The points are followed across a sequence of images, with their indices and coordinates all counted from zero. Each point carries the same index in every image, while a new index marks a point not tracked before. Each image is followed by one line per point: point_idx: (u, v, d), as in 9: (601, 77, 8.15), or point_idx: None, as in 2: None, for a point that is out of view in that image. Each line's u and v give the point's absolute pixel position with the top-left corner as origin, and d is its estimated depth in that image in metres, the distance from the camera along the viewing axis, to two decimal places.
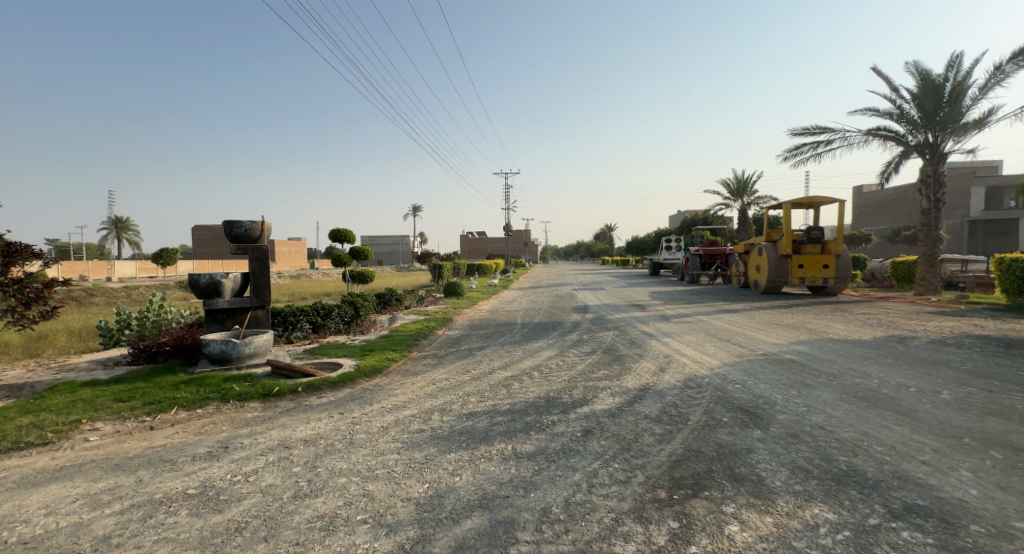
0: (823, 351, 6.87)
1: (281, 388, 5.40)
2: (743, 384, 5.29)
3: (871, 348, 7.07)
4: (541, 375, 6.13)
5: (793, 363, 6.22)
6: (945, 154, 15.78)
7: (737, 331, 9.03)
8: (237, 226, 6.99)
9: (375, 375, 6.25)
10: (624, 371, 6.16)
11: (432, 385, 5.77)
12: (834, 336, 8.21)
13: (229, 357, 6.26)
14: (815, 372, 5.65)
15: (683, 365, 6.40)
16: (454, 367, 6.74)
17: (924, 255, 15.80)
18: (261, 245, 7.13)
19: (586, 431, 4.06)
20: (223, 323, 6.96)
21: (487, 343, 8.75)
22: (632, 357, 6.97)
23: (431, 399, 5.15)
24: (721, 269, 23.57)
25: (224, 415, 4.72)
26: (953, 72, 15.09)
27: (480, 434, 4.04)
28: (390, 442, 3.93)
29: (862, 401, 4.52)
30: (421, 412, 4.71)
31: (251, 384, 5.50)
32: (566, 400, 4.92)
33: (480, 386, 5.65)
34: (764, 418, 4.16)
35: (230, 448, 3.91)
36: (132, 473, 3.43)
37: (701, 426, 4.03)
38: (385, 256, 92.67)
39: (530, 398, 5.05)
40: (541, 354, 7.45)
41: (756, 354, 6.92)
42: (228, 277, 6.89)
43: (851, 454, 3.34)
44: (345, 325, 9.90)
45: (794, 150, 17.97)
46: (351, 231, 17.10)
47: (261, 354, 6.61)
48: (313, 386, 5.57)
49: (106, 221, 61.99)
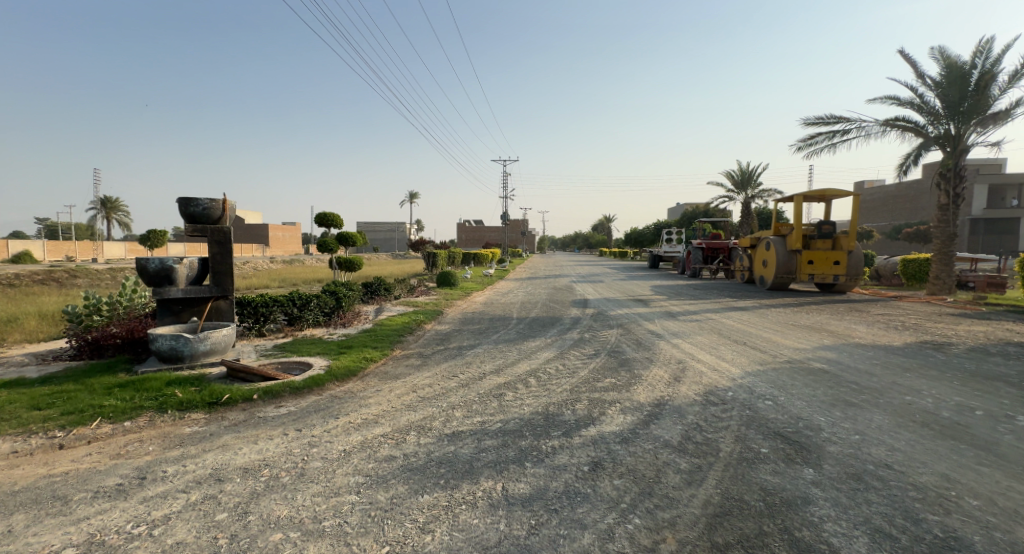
0: (855, 360, 6.11)
1: (233, 395, 4.58)
2: (776, 401, 4.51)
3: (908, 356, 6.32)
4: (538, 382, 5.36)
5: (826, 374, 5.45)
6: (967, 147, 15.03)
7: (753, 333, 8.25)
8: (194, 204, 6.11)
9: (347, 379, 5.45)
10: (633, 380, 5.37)
11: (411, 394, 4.97)
12: (861, 341, 7.46)
13: (179, 355, 5.44)
14: (855, 387, 4.88)
15: (701, 373, 5.61)
16: (440, 370, 5.93)
17: (939, 253, 15.06)
18: (222, 226, 6.24)
19: (594, 464, 3.27)
20: (178, 316, 6.17)
21: (479, 341, 7.95)
22: (640, 363, 6.18)
23: (408, 413, 4.34)
24: (723, 264, 22.79)
25: (159, 430, 3.89)
26: (981, 58, 14.24)
27: (462, 466, 3.26)
28: (350, 476, 3.14)
29: (924, 428, 3.75)
30: (394, 431, 3.91)
31: (198, 389, 4.68)
32: (569, 419, 4.14)
33: (468, 397, 4.84)
34: (813, 451, 3.38)
35: (148, 479, 3.09)
36: (4, 520, 2.61)
37: (738, 461, 3.25)
38: (381, 244, 91.66)
39: (525, 415, 4.25)
40: (539, 356, 6.66)
41: (780, 361, 6.16)
42: (182, 263, 6.00)
43: (941, 512, 2.56)
44: (324, 317, 9.07)
45: (808, 139, 17.18)
46: (338, 215, 16.13)
47: (219, 352, 5.79)
48: (272, 392, 4.77)
49: (93, 201, 60.42)
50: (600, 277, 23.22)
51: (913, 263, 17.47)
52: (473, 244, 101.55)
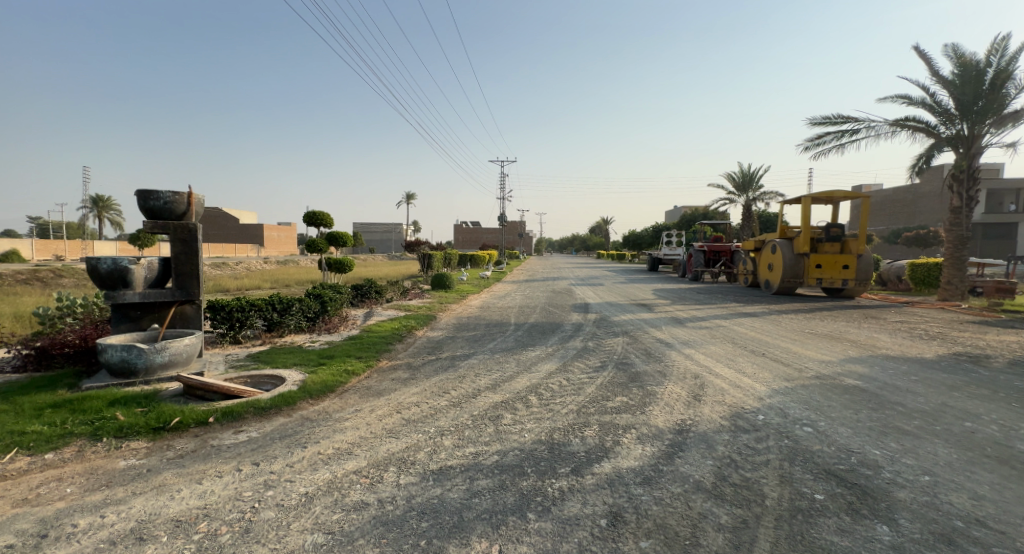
0: (888, 376, 5.52)
1: (184, 418, 3.90)
2: (817, 428, 3.90)
3: (946, 371, 5.72)
4: (539, 401, 4.72)
5: (864, 394, 4.83)
6: (982, 148, 14.49)
7: (769, 343, 7.65)
8: (154, 197, 5.41)
9: (323, 396, 4.80)
10: (648, 399, 4.74)
11: (395, 416, 4.32)
12: (888, 352, 6.87)
13: (132, 368, 4.79)
14: (903, 412, 4.26)
15: (722, 392, 4.99)
16: (429, 385, 5.29)
17: (951, 257, 14.52)
18: (187, 222, 5.58)
19: (613, 516, 2.63)
20: (137, 322, 5.52)
21: (474, 350, 7.30)
22: (652, 377, 5.56)
23: (389, 442, 3.70)
24: (726, 267, 22.24)
25: (85, 465, 3.22)
26: (997, 56, 13.75)
27: (449, 519, 2.62)
28: (308, 533, 2.49)
29: (1004, 466, 3.14)
30: (371, 466, 3.27)
31: (146, 410, 4.01)
32: (578, 450, 3.51)
33: (460, 420, 4.19)
34: (881, 499, 2.76)
35: (47, 539, 2.43)
36: None
37: (793, 514, 2.62)
38: (377, 244, 91.00)
39: (526, 444, 3.62)
40: (539, 369, 6.02)
41: (807, 376, 5.55)
42: (139, 263, 5.34)
43: None
44: (308, 322, 8.42)
45: (815, 139, 16.67)
46: (328, 213, 15.49)
47: (180, 364, 5.14)
48: (232, 413, 4.12)
49: (85, 200, 59.48)
50: (599, 280, 22.57)
51: (922, 268, 16.96)
52: (470, 245, 101.04)
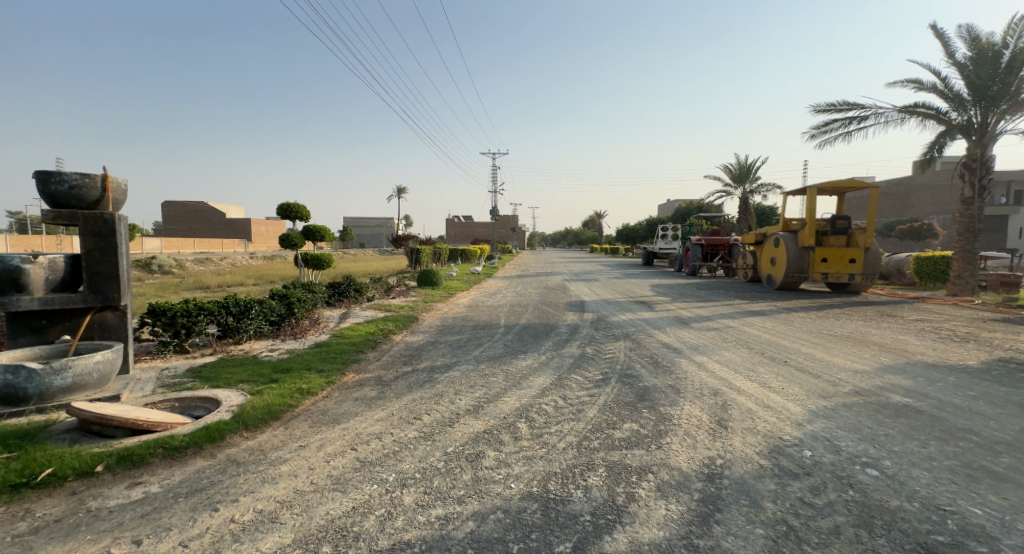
0: (939, 391, 4.70)
1: (61, 468, 2.96)
2: (885, 472, 3.05)
3: (1003, 384, 4.91)
4: (529, 431, 3.81)
5: (924, 418, 3.97)
6: (995, 135, 13.76)
7: (789, 347, 6.81)
8: (55, 180, 4.43)
9: (261, 427, 3.85)
10: (663, 427, 3.86)
11: (348, 456, 3.40)
12: (926, 359, 6.06)
13: (19, 393, 3.83)
14: (982, 446, 3.41)
15: (751, 415, 4.13)
16: (397, 409, 4.36)
17: (962, 250, 13.80)
18: (101, 210, 4.63)
19: None
20: (41, 334, 4.57)
21: (455, 358, 6.39)
22: (665, 395, 4.68)
23: (332, 499, 2.79)
24: (725, 262, 21.49)
25: None
26: (1014, 38, 12.99)
27: None
28: None
29: None
30: (295, 547, 2.34)
31: (14, 457, 3.06)
32: (581, 512, 2.62)
33: (429, 461, 3.28)
34: None
35: None
36: None
37: None
38: (368, 239, 89.52)
39: (512, 503, 2.72)
40: (531, 384, 5.12)
41: (846, 393, 4.70)
42: (37, 262, 4.36)
43: None
44: (270, 327, 7.45)
45: (821, 127, 15.88)
46: (304, 206, 14.42)
47: (90, 386, 4.20)
48: (132, 456, 3.18)
49: None
50: (594, 275, 21.63)
51: (926, 261, 16.26)
52: (462, 240, 99.97)
